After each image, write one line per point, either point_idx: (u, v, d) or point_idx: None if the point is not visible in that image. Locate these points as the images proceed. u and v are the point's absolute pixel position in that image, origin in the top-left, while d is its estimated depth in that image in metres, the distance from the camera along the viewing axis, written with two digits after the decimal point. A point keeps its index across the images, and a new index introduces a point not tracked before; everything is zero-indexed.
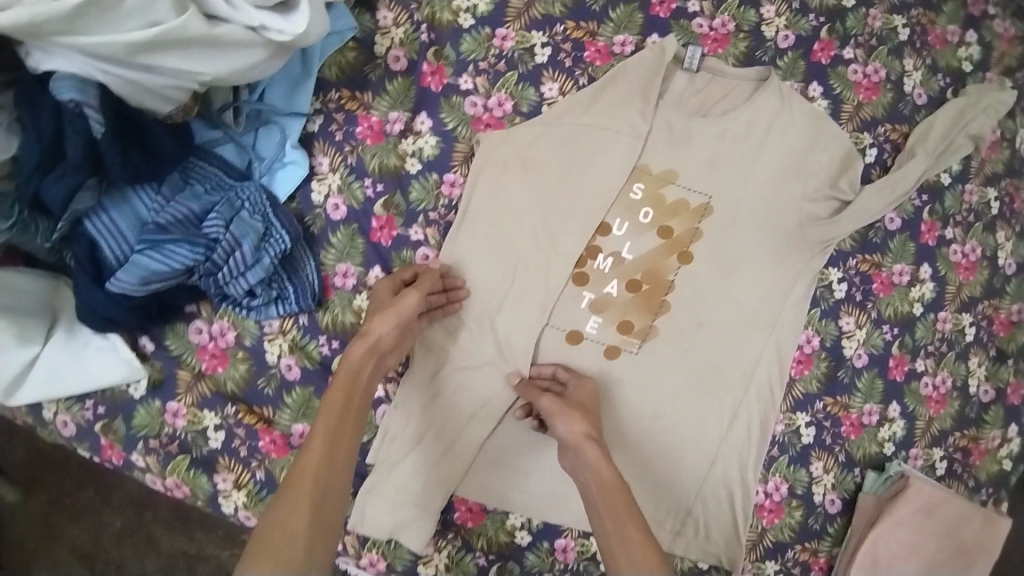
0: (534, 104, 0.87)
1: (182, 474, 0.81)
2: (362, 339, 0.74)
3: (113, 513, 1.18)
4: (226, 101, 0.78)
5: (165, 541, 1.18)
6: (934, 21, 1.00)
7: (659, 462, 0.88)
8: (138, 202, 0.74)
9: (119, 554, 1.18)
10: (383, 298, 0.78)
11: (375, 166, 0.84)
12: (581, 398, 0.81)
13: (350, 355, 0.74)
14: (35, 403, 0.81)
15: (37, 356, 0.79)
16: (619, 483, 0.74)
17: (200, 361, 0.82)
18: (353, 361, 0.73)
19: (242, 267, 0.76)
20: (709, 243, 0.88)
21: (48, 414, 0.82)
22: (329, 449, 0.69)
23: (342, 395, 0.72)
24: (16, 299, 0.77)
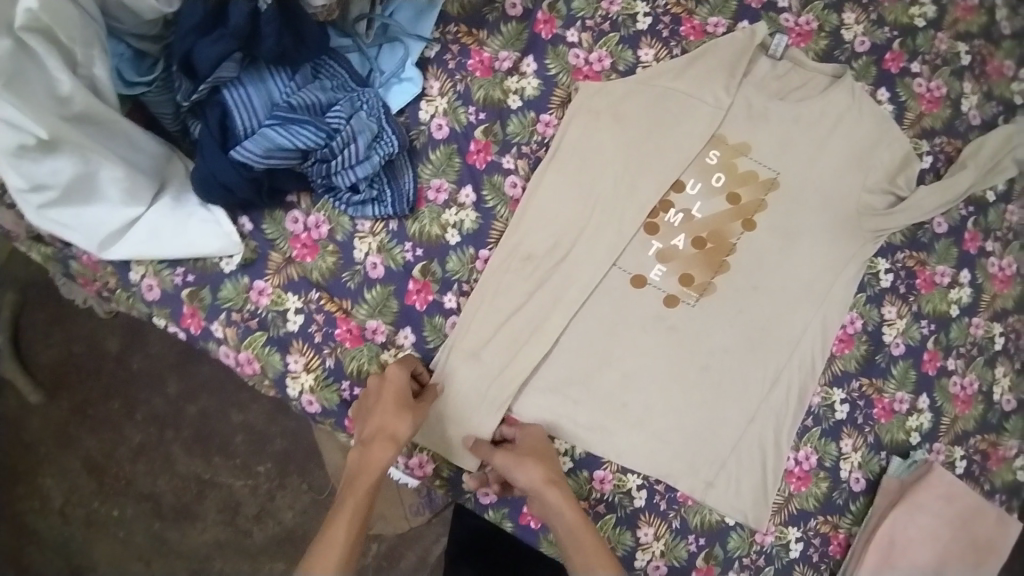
0: (631, 65, 0.95)
1: (257, 350, 0.85)
2: (375, 438, 0.77)
3: (134, 427, 1.20)
4: (362, 12, 0.86)
5: (181, 463, 1.20)
6: (993, 54, 1.08)
7: (693, 425, 0.92)
8: (272, 83, 0.81)
9: (131, 470, 1.19)
10: (399, 393, 0.80)
11: (480, 96, 0.91)
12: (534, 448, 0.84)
13: (370, 455, 0.76)
14: (125, 263, 0.85)
15: (139, 216, 0.82)
16: (589, 531, 0.76)
17: (291, 248, 0.87)
18: (376, 464, 0.75)
19: (353, 159, 0.82)
20: (773, 214, 0.95)
21: (135, 275, 0.86)
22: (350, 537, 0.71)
23: (359, 493, 0.74)
24: (134, 156, 0.79)
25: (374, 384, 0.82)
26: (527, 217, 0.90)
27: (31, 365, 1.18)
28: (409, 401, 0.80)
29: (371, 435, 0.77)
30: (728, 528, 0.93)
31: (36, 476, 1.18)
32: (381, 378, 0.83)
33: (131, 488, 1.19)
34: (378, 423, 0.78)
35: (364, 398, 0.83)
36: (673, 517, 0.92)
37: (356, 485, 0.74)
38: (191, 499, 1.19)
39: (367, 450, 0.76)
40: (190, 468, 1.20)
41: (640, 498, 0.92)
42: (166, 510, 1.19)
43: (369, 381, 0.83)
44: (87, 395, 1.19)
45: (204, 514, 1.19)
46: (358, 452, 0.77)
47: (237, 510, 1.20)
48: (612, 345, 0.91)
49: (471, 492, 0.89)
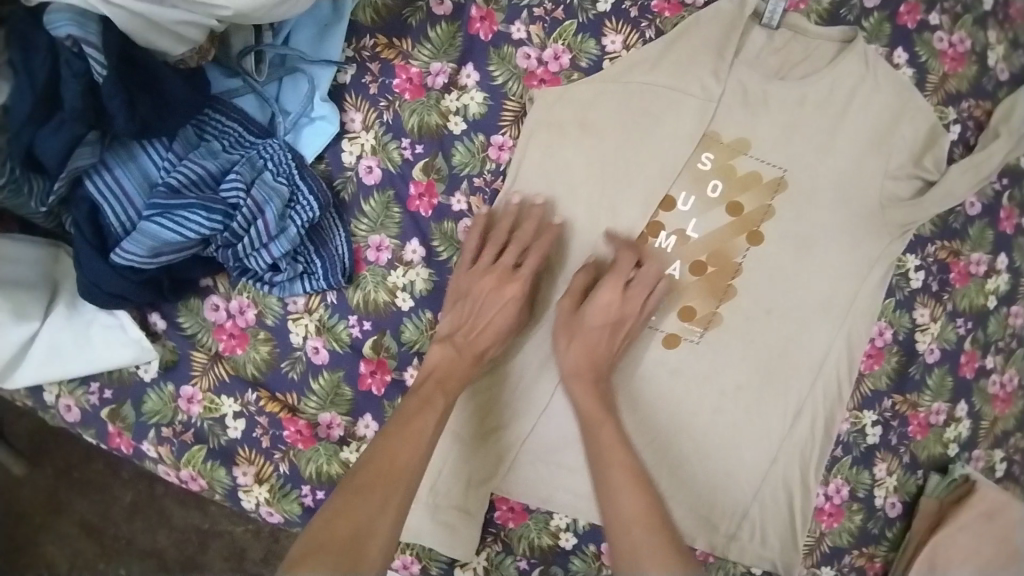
0: (595, 59, 0.77)
1: (198, 466, 0.73)
2: (468, 351, 0.70)
3: (123, 485, 1.01)
4: (247, 44, 0.68)
5: (176, 516, 1.00)
6: None
7: (713, 459, 0.81)
8: (147, 160, 0.66)
9: (128, 529, 1.01)
10: (496, 298, 0.71)
11: (414, 124, 0.74)
12: (595, 324, 0.73)
13: (450, 360, 0.70)
14: (35, 385, 0.74)
15: (35, 334, 0.71)
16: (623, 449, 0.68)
17: (217, 341, 0.74)
18: (455, 375, 0.69)
19: (264, 237, 0.67)
20: (781, 220, 0.80)
21: (51, 396, 0.75)
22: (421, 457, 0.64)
23: (434, 391, 0.68)
24: (8, 269, 0.68)
25: (485, 286, 0.71)
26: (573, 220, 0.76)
27: (5, 434, 1.01)
28: (494, 301, 0.71)
29: (470, 330, 0.71)
30: None
31: (36, 546, 1.02)
32: (502, 283, 0.71)
33: (131, 547, 1.01)
34: (468, 334, 0.71)
35: (476, 290, 0.71)
36: None
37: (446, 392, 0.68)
38: (195, 551, 1.01)
39: (451, 355, 0.70)
40: (187, 519, 1.00)
41: None
42: (172, 565, 1.01)
43: (478, 275, 0.71)
44: (71, 455, 1.02)
45: (210, 565, 1.00)
46: (452, 355, 0.70)
47: (243, 557, 1.00)
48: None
49: None
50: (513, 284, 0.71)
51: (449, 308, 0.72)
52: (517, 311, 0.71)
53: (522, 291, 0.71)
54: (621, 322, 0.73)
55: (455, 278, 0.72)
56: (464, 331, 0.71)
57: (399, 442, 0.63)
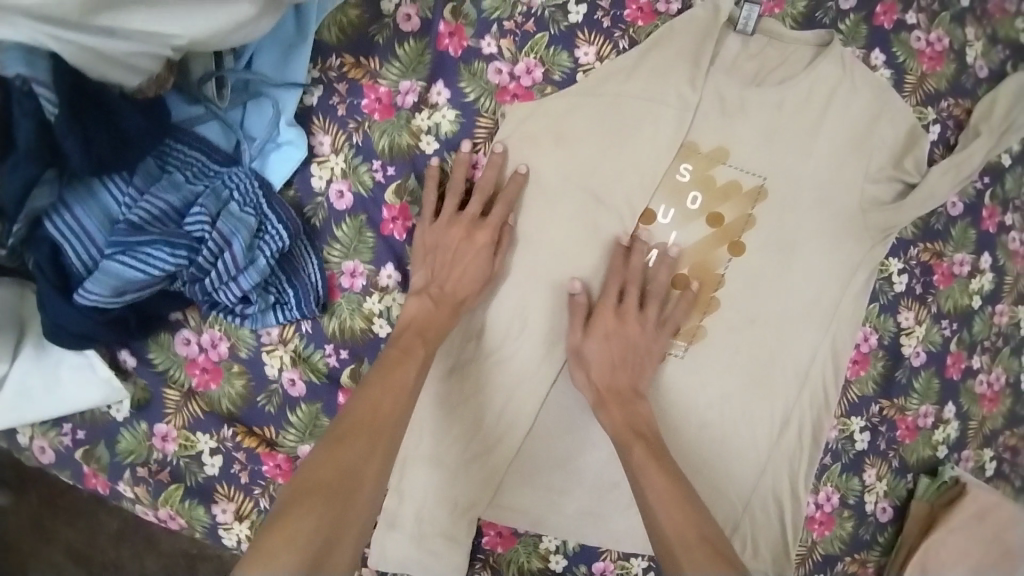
0: (568, 72, 0.75)
1: (176, 506, 0.71)
2: (445, 300, 0.69)
3: (109, 512, 0.96)
4: (207, 70, 0.66)
5: (165, 542, 0.96)
6: None
7: (704, 465, 0.80)
8: (107, 196, 0.63)
9: (116, 556, 0.97)
10: (466, 242, 0.70)
11: (385, 146, 0.71)
12: (598, 352, 0.73)
13: (430, 312, 0.68)
14: (8, 428, 0.72)
15: (5, 377, 0.69)
16: (657, 463, 0.67)
17: (190, 376, 0.71)
18: (433, 324, 0.68)
19: (233, 270, 0.65)
20: (763, 229, 0.79)
21: (24, 438, 0.73)
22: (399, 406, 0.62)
23: (414, 340, 0.66)
24: None
25: (455, 236, 0.70)
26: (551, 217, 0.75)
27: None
28: (466, 246, 0.69)
29: (443, 285, 0.69)
30: None
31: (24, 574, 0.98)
32: (471, 231, 0.70)
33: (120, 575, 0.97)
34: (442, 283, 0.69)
35: (444, 240, 0.69)
36: None
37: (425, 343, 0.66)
38: None
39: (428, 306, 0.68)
40: (176, 545, 0.96)
41: None
42: None
43: (445, 227, 0.70)
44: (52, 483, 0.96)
45: None
46: (429, 308, 0.69)
47: None
48: (577, 429, 0.76)
49: None
50: (482, 231, 0.70)
51: (418, 263, 0.70)
52: (489, 258, 0.71)
53: (493, 238, 0.70)
54: (631, 349, 0.73)
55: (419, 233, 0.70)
56: (439, 280, 0.69)
57: (382, 397, 0.61)
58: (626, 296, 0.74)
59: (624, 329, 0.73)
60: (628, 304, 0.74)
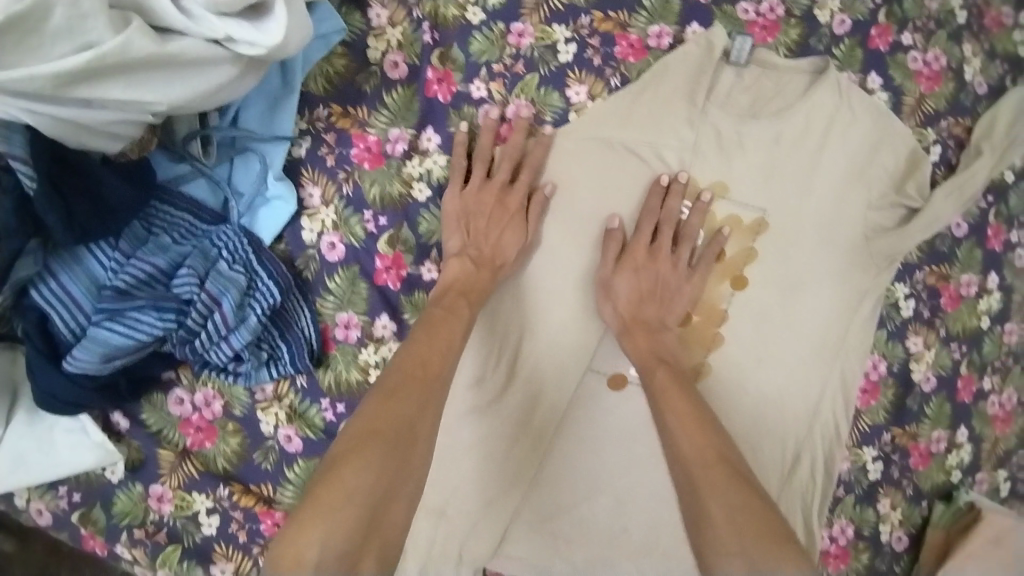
0: (560, 112, 0.74)
1: (174, 567, 0.70)
2: (483, 265, 0.70)
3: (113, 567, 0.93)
4: (192, 129, 0.65)
5: None
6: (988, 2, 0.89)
7: None
8: (92, 261, 0.62)
9: None
10: (495, 208, 0.70)
11: (375, 195, 0.70)
12: (627, 287, 0.72)
13: (466, 277, 0.69)
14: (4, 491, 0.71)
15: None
16: (677, 388, 0.67)
17: (185, 436, 0.70)
18: (474, 286, 0.69)
19: (223, 330, 0.64)
20: (764, 264, 0.77)
21: (20, 501, 0.72)
22: (439, 351, 0.62)
23: (457, 300, 0.67)
24: None
25: (489, 204, 0.70)
26: (573, 184, 0.74)
27: None
28: (498, 210, 0.70)
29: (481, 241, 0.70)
30: None
31: None
32: (502, 197, 0.71)
33: None
34: (482, 250, 0.70)
35: (478, 206, 0.71)
36: None
37: (460, 306, 0.67)
38: None
39: (469, 270, 0.69)
40: None
41: None
42: None
43: (481, 191, 0.71)
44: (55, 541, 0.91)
45: None
46: (470, 270, 0.70)
47: None
48: (581, 472, 0.74)
49: None
50: (513, 196, 0.71)
51: (451, 231, 0.70)
52: (523, 225, 0.71)
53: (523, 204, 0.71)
54: (659, 283, 0.73)
55: (448, 201, 0.71)
56: (476, 243, 0.70)
57: (428, 350, 0.62)
58: (659, 236, 0.73)
59: (649, 266, 0.72)
60: (661, 242, 0.73)
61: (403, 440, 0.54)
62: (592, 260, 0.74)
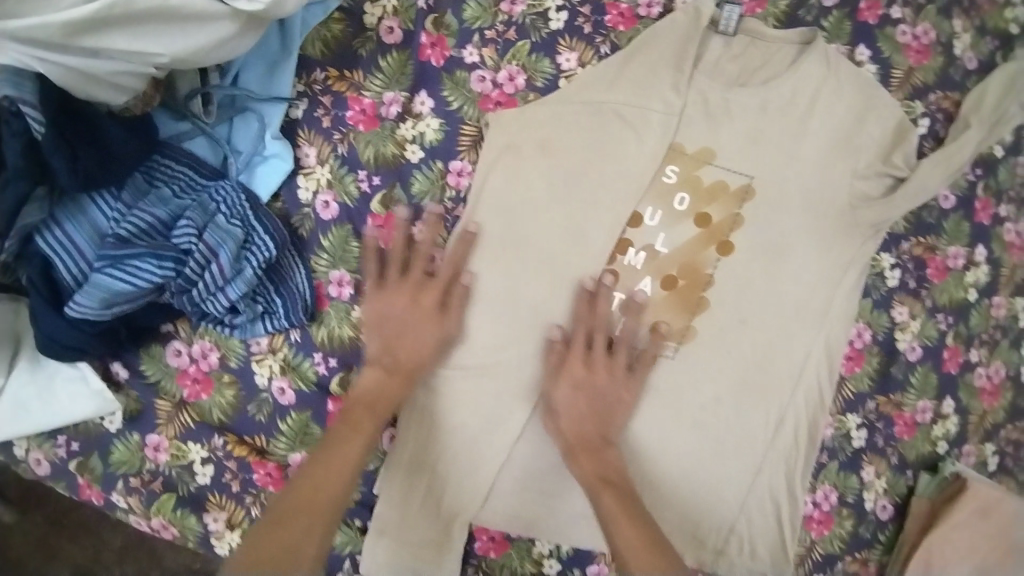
0: (551, 78, 0.76)
1: (169, 515, 0.72)
2: (393, 373, 0.70)
3: (114, 529, 0.97)
4: (193, 87, 0.68)
5: (169, 558, 0.97)
6: None
7: (703, 468, 0.79)
8: (96, 211, 0.64)
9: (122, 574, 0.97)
10: (402, 318, 0.70)
11: (370, 156, 0.73)
12: (568, 402, 0.71)
13: (365, 387, 0.69)
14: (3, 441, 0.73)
15: (1, 389, 0.70)
16: (626, 515, 0.67)
17: (182, 387, 0.73)
18: (376, 400, 0.69)
19: (220, 281, 0.66)
20: (750, 230, 0.79)
21: (20, 450, 0.74)
22: (324, 458, 0.64)
23: (360, 415, 0.68)
24: None
25: (402, 301, 0.70)
26: (563, 148, 0.75)
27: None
28: (408, 316, 0.70)
29: (395, 340, 0.70)
30: None
31: None
32: (416, 292, 0.70)
33: None
34: (397, 361, 0.70)
35: (386, 305, 0.70)
36: None
37: (356, 419, 0.67)
38: None
39: (368, 386, 0.70)
40: (180, 560, 0.97)
41: None
42: None
43: (392, 287, 0.70)
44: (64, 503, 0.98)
45: None
46: (382, 378, 0.70)
47: None
48: None
49: None
50: (428, 292, 0.71)
51: (371, 331, 0.70)
52: (440, 321, 0.71)
53: (439, 299, 0.71)
54: (598, 400, 0.72)
55: (366, 301, 0.70)
56: (393, 351, 0.70)
57: (319, 475, 0.63)
58: (594, 344, 0.72)
59: (594, 379, 0.72)
60: (597, 353, 0.72)
61: (312, 518, 0.61)
62: (585, 228, 0.75)
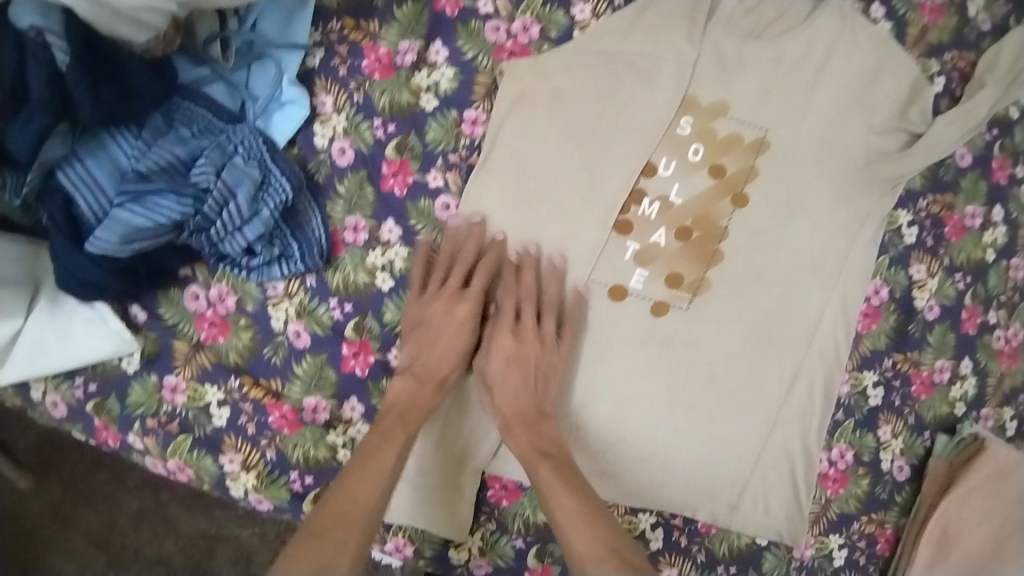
0: (564, 30, 0.76)
1: (185, 456, 0.73)
2: (427, 379, 0.70)
3: (129, 495, 0.97)
4: (212, 31, 0.69)
5: (183, 523, 0.97)
6: None
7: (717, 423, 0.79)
8: (116, 149, 0.66)
9: (135, 539, 0.97)
10: (436, 329, 0.71)
11: (385, 104, 0.73)
12: (502, 375, 0.71)
13: (399, 395, 0.70)
14: (21, 383, 0.74)
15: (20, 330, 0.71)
16: (565, 487, 0.66)
17: (199, 330, 0.74)
18: (407, 405, 0.69)
19: (237, 221, 0.67)
20: (764, 182, 0.78)
21: (36, 394, 0.74)
22: (359, 470, 0.64)
23: (394, 425, 0.68)
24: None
25: (437, 312, 0.70)
26: (576, 99, 0.75)
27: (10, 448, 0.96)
28: (438, 320, 0.71)
29: (426, 349, 0.71)
30: (760, 550, 0.83)
31: (46, 558, 0.97)
32: (451, 304, 0.71)
33: (138, 556, 0.97)
34: (426, 366, 0.71)
35: (421, 318, 0.71)
36: (698, 551, 0.82)
37: (390, 428, 0.67)
38: (202, 558, 0.97)
39: (401, 391, 0.70)
40: (194, 525, 0.97)
41: (655, 539, 0.82)
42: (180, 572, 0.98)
43: (429, 300, 0.71)
44: (75, 470, 0.97)
45: (218, 571, 0.97)
46: (414, 387, 0.70)
47: (251, 561, 0.97)
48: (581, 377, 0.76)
49: (462, 567, 0.78)
50: (463, 303, 0.71)
51: (405, 342, 0.72)
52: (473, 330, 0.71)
53: (473, 310, 0.71)
54: (533, 371, 0.71)
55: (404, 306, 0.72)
56: (424, 359, 0.71)
57: (355, 488, 0.63)
58: (526, 318, 0.72)
59: (522, 348, 0.71)
60: (526, 323, 0.72)
61: (346, 528, 0.60)
62: (600, 176, 0.76)
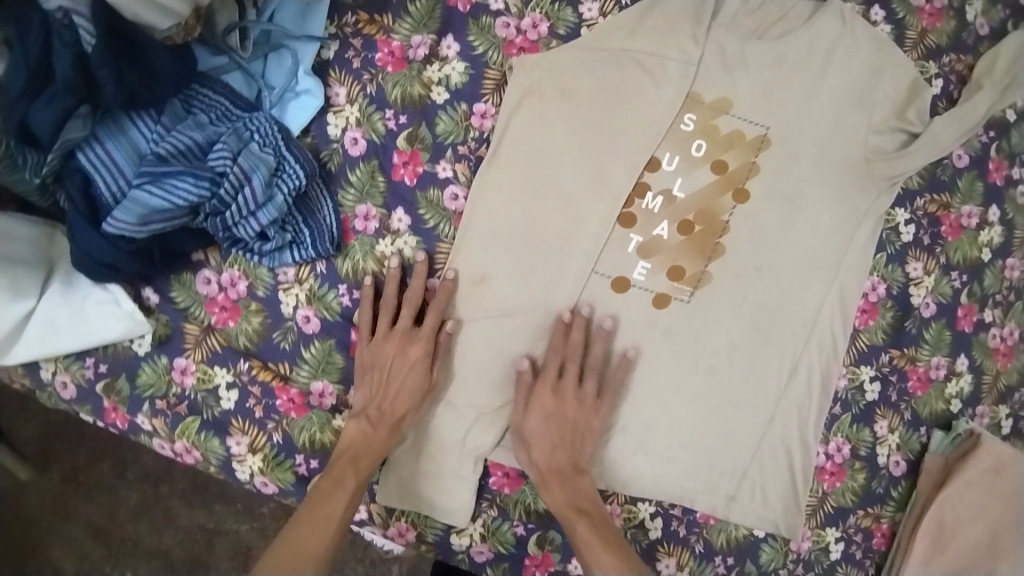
0: (573, 26, 0.78)
1: (192, 438, 0.74)
2: (380, 421, 0.72)
3: (129, 487, 0.98)
4: (231, 21, 0.71)
5: (183, 516, 0.98)
6: None
7: (716, 414, 0.80)
8: (136, 132, 0.67)
9: (135, 530, 0.98)
10: (386, 374, 0.72)
11: (397, 96, 0.75)
12: (541, 431, 0.74)
13: (349, 439, 0.71)
14: (32, 363, 0.75)
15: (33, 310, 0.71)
16: (600, 539, 0.70)
17: (210, 314, 0.75)
18: (359, 449, 0.71)
19: (252, 205, 0.69)
20: (766, 177, 0.80)
21: (47, 374, 0.75)
22: (311, 516, 0.66)
23: (345, 469, 0.69)
24: (7, 248, 0.69)
25: (388, 353, 0.72)
26: (583, 94, 0.77)
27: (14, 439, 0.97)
28: (393, 364, 0.72)
29: (382, 394, 0.72)
30: (757, 542, 0.83)
31: (43, 551, 0.97)
32: (403, 345, 0.72)
33: (136, 549, 0.98)
34: (377, 408, 0.72)
35: (373, 361, 0.73)
36: (696, 542, 0.82)
37: (341, 475, 0.69)
38: (201, 551, 0.98)
39: (351, 436, 0.72)
40: (193, 519, 0.98)
41: (655, 529, 0.82)
42: (179, 565, 0.98)
43: (380, 344, 0.73)
44: (77, 461, 0.98)
45: (216, 564, 0.98)
46: (367, 430, 0.72)
47: (249, 555, 0.98)
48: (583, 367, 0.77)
49: (464, 553, 0.79)
50: (416, 343, 0.73)
51: (359, 383, 0.73)
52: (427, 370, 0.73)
53: (424, 350, 0.72)
54: (568, 427, 0.74)
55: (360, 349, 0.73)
56: (377, 401, 0.72)
57: (308, 533, 0.64)
58: (566, 374, 0.75)
59: (562, 407, 0.74)
60: (567, 381, 0.74)
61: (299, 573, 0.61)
62: (602, 170, 0.78)
